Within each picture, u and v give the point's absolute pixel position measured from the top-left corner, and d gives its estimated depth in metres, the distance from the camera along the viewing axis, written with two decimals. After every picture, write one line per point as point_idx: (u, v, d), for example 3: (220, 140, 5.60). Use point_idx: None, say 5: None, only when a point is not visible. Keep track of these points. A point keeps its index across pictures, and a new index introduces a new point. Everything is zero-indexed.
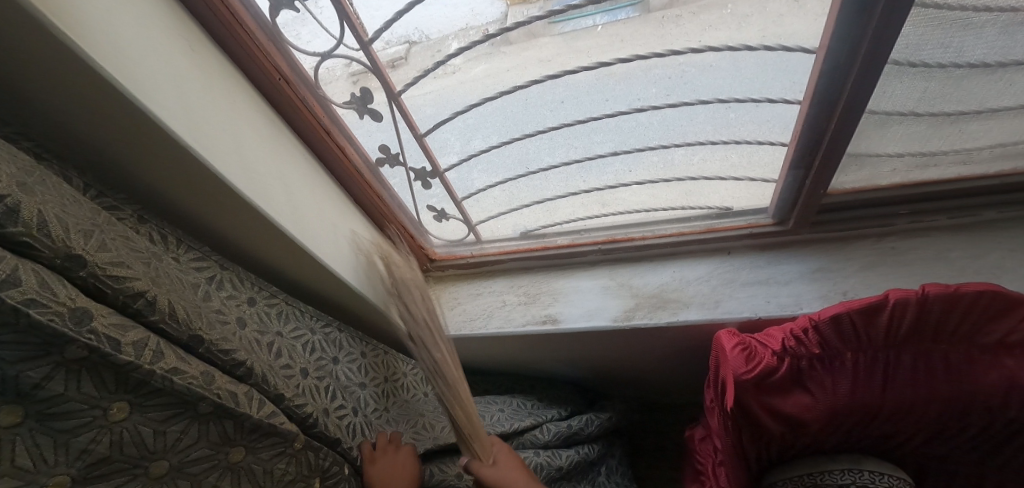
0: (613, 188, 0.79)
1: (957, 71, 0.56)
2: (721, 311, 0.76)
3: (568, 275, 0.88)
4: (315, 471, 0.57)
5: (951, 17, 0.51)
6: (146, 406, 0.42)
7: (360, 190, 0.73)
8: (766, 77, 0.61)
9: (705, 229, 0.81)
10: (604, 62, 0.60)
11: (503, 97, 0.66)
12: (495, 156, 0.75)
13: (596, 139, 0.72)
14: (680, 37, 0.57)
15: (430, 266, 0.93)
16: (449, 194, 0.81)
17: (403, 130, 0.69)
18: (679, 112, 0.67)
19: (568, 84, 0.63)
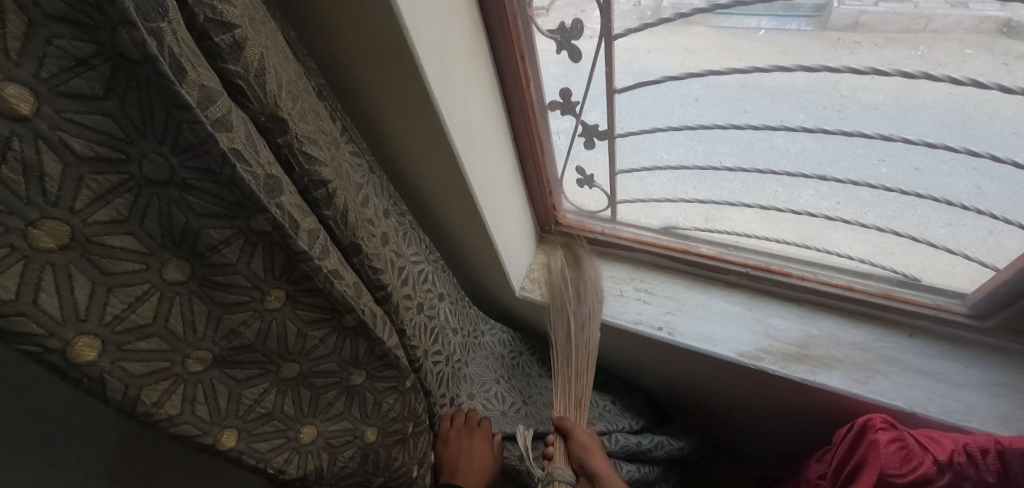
0: (724, 206, 0.71)
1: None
2: (869, 390, 0.65)
3: (699, 288, 0.79)
4: (412, 417, 0.51)
5: None
6: (300, 302, 0.37)
7: (525, 131, 0.64)
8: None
9: (881, 293, 0.69)
10: (862, 68, 0.47)
11: (681, 79, 0.55)
12: (676, 136, 0.64)
13: (719, 149, 0.64)
14: (972, 72, 0.44)
15: (553, 228, 0.84)
16: (609, 162, 0.70)
17: (598, 78, 0.58)
18: (926, 154, 0.54)
19: (818, 81, 0.50)
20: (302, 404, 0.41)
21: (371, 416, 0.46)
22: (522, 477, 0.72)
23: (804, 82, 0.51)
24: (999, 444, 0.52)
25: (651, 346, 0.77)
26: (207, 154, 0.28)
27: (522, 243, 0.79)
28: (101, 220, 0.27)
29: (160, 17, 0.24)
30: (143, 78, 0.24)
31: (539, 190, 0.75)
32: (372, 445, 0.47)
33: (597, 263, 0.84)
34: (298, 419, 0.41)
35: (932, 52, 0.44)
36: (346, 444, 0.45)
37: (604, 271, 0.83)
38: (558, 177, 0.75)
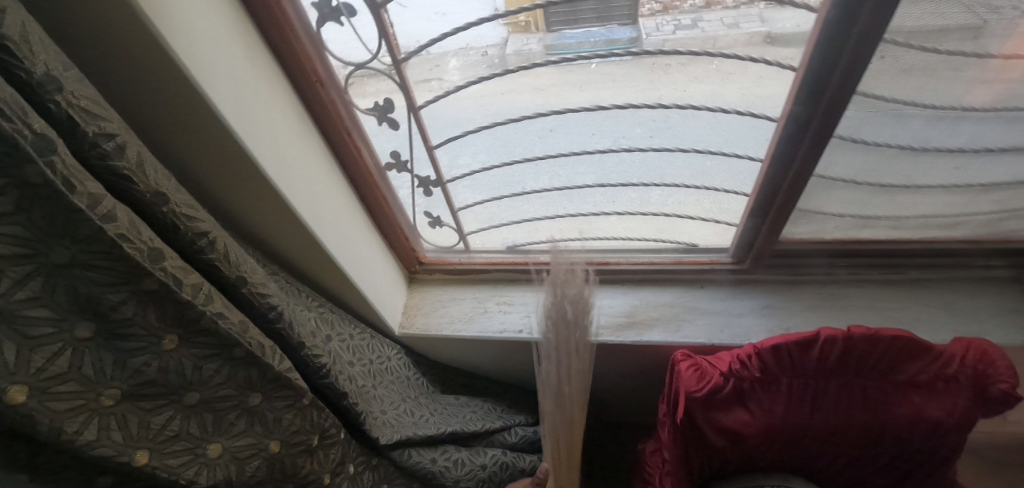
0: (556, 218, 0.93)
1: (891, 148, 0.70)
2: (681, 336, 0.85)
3: (546, 291, 0.97)
4: (315, 429, 0.61)
5: (886, 107, 0.63)
6: (191, 342, 0.48)
7: (370, 193, 0.79)
8: (729, 135, 0.72)
9: (673, 260, 0.92)
10: (591, 106, 0.71)
11: (477, 131, 0.76)
12: (493, 174, 0.84)
13: (579, 171, 0.83)
14: (674, 93, 0.68)
15: (419, 267, 1.00)
16: (446, 203, 0.88)
17: (417, 140, 0.76)
18: (655, 158, 0.79)
19: (576, 118, 0.73)
20: (207, 425, 0.51)
21: (274, 430, 0.57)
22: (437, 478, 0.83)
23: (565, 121, 0.74)
24: (756, 348, 0.75)
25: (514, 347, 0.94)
26: (100, 242, 0.39)
27: (392, 286, 0.92)
28: (21, 297, 0.38)
29: (50, 152, 0.35)
30: (41, 196, 0.36)
31: (397, 237, 0.90)
32: (276, 454, 0.58)
33: (459, 289, 1.01)
34: (204, 437, 0.51)
35: (634, 82, 0.67)
36: (252, 456, 0.56)
37: (468, 294, 0.99)
38: (411, 224, 0.91)
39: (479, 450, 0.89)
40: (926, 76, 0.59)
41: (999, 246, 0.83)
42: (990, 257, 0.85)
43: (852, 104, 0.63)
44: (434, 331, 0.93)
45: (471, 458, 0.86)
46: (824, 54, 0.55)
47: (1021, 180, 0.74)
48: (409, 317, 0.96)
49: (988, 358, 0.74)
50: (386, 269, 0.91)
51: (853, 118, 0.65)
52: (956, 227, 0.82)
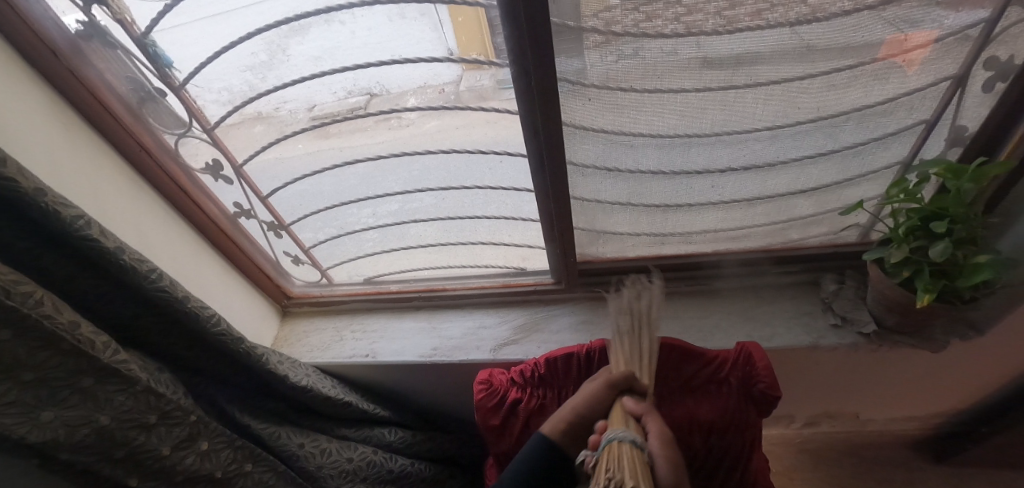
0: (394, 250, 1.08)
1: (643, 175, 0.84)
2: (503, 353, 0.99)
3: (395, 318, 1.11)
4: (152, 410, 0.76)
5: (618, 140, 0.79)
6: (22, 336, 0.63)
7: (217, 237, 1.00)
8: (512, 173, 0.90)
9: (501, 283, 1.06)
10: (387, 153, 0.88)
11: (300, 180, 0.95)
12: (334, 212, 1.02)
13: (434, 211, 0.99)
14: (485, 141, 0.84)
15: (288, 302, 1.17)
16: (296, 243, 1.08)
17: (249, 191, 0.97)
18: (462, 194, 0.95)
19: (387, 166, 0.91)
20: (42, 396, 0.67)
21: (105, 407, 0.72)
22: (301, 461, 0.94)
23: (379, 167, 0.92)
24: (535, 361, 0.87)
25: (365, 372, 1.07)
26: None
27: (260, 317, 1.10)
28: None
29: None
30: None
31: (258, 276, 1.10)
32: (107, 427, 0.72)
33: (323, 320, 1.15)
34: (39, 405, 0.67)
35: (421, 134, 0.84)
36: (84, 425, 0.70)
37: (329, 325, 1.14)
38: (274, 262, 1.12)
39: (350, 446, 1.01)
40: (635, 111, 0.74)
41: (778, 254, 0.95)
42: (778, 264, 0.97)
43: (591, 138, 0.79)
44: (304, 351, 1.09)
45: (338, 450, 0.99)
46: (526, 97, 0.71)
47: (766, 196, 0.87)
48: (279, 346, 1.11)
49: (751, 359, 0.81)
50: (250, 304, 1.08)
51: (598, 151, 0.81)
52: (741, 240, 0.95)
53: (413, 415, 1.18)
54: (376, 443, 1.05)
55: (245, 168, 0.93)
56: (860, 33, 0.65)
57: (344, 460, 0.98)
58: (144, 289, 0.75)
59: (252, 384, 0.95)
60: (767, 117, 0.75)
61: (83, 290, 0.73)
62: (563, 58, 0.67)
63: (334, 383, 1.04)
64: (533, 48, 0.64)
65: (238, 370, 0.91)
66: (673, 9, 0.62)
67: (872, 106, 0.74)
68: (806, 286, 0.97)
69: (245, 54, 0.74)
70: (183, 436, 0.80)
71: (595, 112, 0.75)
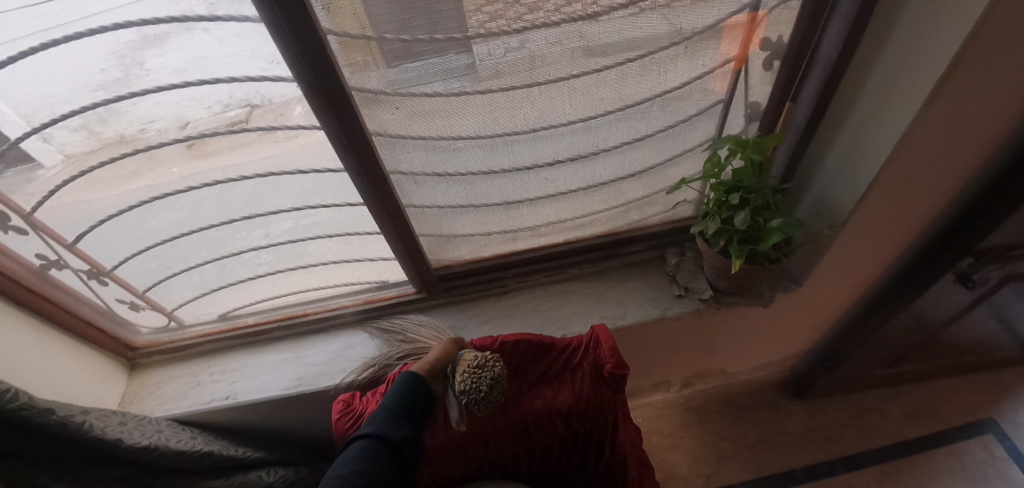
0: (243, 282, 1.01)
1: (475, 176, 0.84)
2: (371, 371, 0.96)
3: (256, 352, 1.05)
4: None
5: (440, 146, 0.78)
6: None
7: (22, 295, 0.85)
8: (345, 190, 0.85)
9: (365, 300, 1.03)
10: (201, 185, 0.80)
11: (107, 222, 0.84)
12: (163, 251, 0.92)
13: (275, 237, 0.92)
14: (302, 159, 0.78)
15: (134, 353, 1.07)
16: (128, 289, 0.97)
17: (52, 239, 0.83)
18: (299, 215, 0.89)
19: (209, 195, 0.82)
20: None
21: None
22: None
23: (198, 197, 0.82)
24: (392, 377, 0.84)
25: (229, 415, 1.00)
26: None
27: (99, 376, 0.99)
28: None
29: None
30: None
31: (89, 331, 0.97)
32: None
33: (178, 367, 1.06)
34: None
35: (235, 160, 0.76)
36: None
37: (183, 371, 1.05)
38: (107, 311, 1.00)
39: None
40: (448, 115, 0.73)
41: (622, 236, 1.00)
42: (625, 244, 1.02)
43: (410, 146, 0.77)
44: (156, 403, 1.00)
45: None
46: (321, 112, 0.67)
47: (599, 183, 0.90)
48: (127, 402, 1.01)
49: (598, 342, 0.84)
50: (81, 363, 0.96)
51: (423, 158, 0.79)
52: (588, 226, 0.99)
53: (295, 449, 1.13)
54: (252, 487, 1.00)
55: (37, 215, 0.78)
56: (640, 24, 0.68)
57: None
58: None
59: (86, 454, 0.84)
60: (577, 110, 0.77)
61: None
62: (452, 52, 0.65)
63: (193, 434, 0.97)
64: (308, 60, 0.60)
65: (66, 450, 0.80)
66: (450, 19, 0.62)
67: (671, 91, 0.78)
68: (654, 262, 1.03)
69: (30, 77, 0.60)
70: None
71: (406, 121, 0.73)
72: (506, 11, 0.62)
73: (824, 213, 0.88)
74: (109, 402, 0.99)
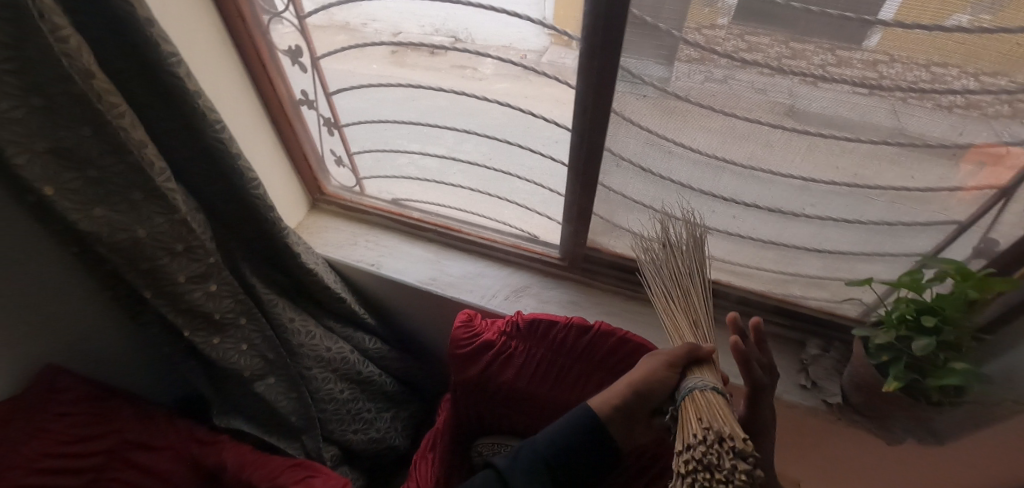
0: (426, 181, 1.15)
1: (671, 183, 0.88)
2: (492, 303, 1.05)
3: (407, 241, 1.19)
4: (180, 240, 0.86)
5: (657, 143, 0.82)
6: (99, 136, 0.73)
7: (278, 116, 1.08)
8: (552, 145, 0.94)
9: (511, 243, 1.12)
10: (449, 88, 0.93)
11: (365, 87, 1.00)
12: (386, 128, 1.07)
13: (472, 155, 1.05)
14: (531, 101, 0.88)
15: (320, 197, 1.25)
16: (344, 145, 1.14)
17: (318, 84, 1.03)
18: (502, 148, 1.00)
19: (450, 99, 0.95)
20: (98, 194, 0.78)
21: (144, 222, 0.82)
22: (288, 333, 1.04)
23: (439, 99, 0.96)
24: (519, 318, 0.92)
25: (367, 280, 1.15)
26: (41, 53, 0.63)
27: (293, 201, 1.20)
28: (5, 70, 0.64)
29: None
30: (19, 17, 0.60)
31: (302, 164, 1.18)
32: (142, 239, 0.82)
33: (345, 222, 1.24)
34: (94, 200, 0.78)
35: (480, 80, 0.89)
36: (124, 232, 0.81)
37: (348, 228, 1.23)
38: (319, 156, 1.18)
39: (332, 337, 1.11)
40: (684, 120, 0.77)
41: (773, 304, 0.98)
42: (770, 312, 0.99)
43: (633, 133, 0.82)
44: (321, 241, 1.19)
45: (321, 336, 1.08)
46: (586, 73, 0.74)
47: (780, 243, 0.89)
48: (302, 229, 1.22)
49: None
50: (287, 184, 1.17)
51: (637, 147, 0.84)
52: (744, 277, 0.98)
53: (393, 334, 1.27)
54: (355, 344, 1.15)
55: (321, 60, 0.98)
56: (921, 117, 0.65)
57: (323, 347, 1.08)
58: (206, 134, 0.83)
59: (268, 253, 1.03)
60: (803, 167, 0.77)
61: (158, 115, 0.82)
62: (653, 60, 0.70)
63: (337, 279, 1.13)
64: (605, 29, 0.67)
65: (261, 238, 1.01)
66: (741, 41, 0.64)
67: (908, 189, 0.75)
68: (790, 343, 0.99)
69: None
70: (196, 272, 0.90)
71: (645, 111, 0.78)
72: (805, 55, 0.63)
73: (1013, 387, 0.78)
74: (291, 222, 1.20)
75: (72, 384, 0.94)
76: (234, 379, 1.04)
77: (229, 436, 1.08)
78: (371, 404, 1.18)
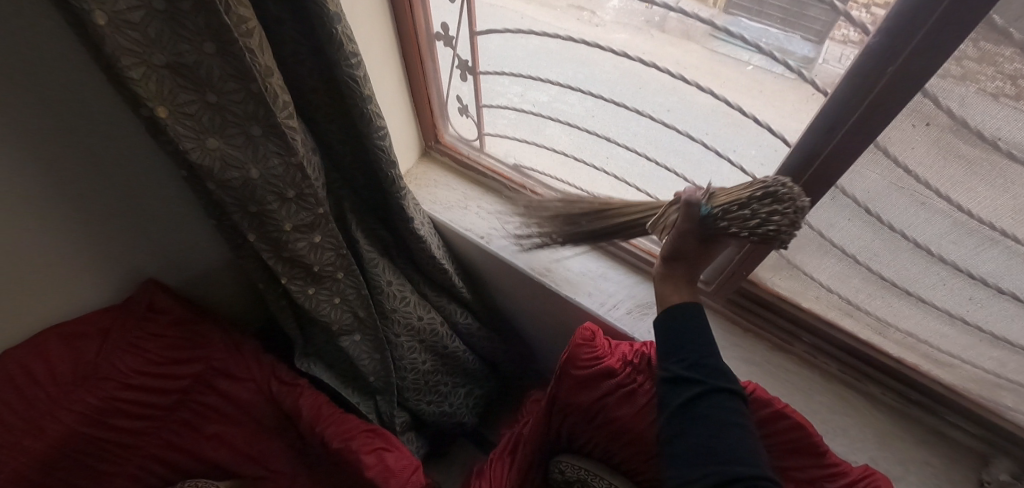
0: (565, 155, 0.98)
1: (901, 240, 0.67)
2: (611, 315, 0.91)
3: (522, 218, 1.05)
4: (293, 185, 0.75)
5: (909, 187, 0.60)
6: (224, 58, 0.60)
7: (410, 49, 0.92)
8: (750, 152, 0.73)
9: (646, 251, 0.94)
10: (632, 56, 0.72)
11: (519, 34, 0.82)
12: (531, 85, 0.90)
13: (630, 138, 0.87)
14: (744, 96, 0.66)
15: (435, 145, 1.12)
16: (475, 95, 0.98)
17: (462, 18, 0.84)
18: (673, 137, 0.81)
19: (625, 70, 0.76)
20: (215, 124, 0.66)
21: (258, 162, 0.71)
22: (383, 296, 0.95)
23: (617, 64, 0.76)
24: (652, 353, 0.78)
25: (473, 252, 1.03)
26: None
27: (407, 146, 1.08)
28: None
29: None
30: None
31: (423, 107, 1.04)
32: (253, 180, 0.72)
33: (456, 180, 1.12)
34: (209, 131, 0.66)
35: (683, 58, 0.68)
36: (236, 169, 0.70)
37: (459, 187, 1.10)
38: (443, 100, 1.03)
39: (427, 307, 1.02)
40: (970, 172, 0.55)
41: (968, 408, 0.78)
42: (956, 413, 0.79)
43: (881, 166, 0.60)
44: (431, 196, 1.07)
45: (415, 305, 0.99)
46: (855, 83, 0.52)
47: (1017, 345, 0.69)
48: (413, 178, 1.11)
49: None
50: (405, 127, 1.04)
51: (878, 188, 0.63)
52: (937, 363, 0.79)
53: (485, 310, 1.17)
54: (446, 316, 1.06)
55: None
56: None
57: (415, 316, 1.00)
58: (338, 70, 0.68)
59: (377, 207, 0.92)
60: None
61: (287, 35, 0.67)
62: (799, 34, 0.55)
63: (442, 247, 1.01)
64: (932, 31, 0.45)
65: (374, 192, 0.89)
66: None
67: None
68: (968, 451, 0.81)
69: None
70: (305, 221, 0.80)
71: (914, 147, 0.56)
72: None
73: None
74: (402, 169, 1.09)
75: (172, 306, 0.91)
76: (322, 330, 0.99)
77: (308, 381, 1.05)
78: (448, 378, 1.12)
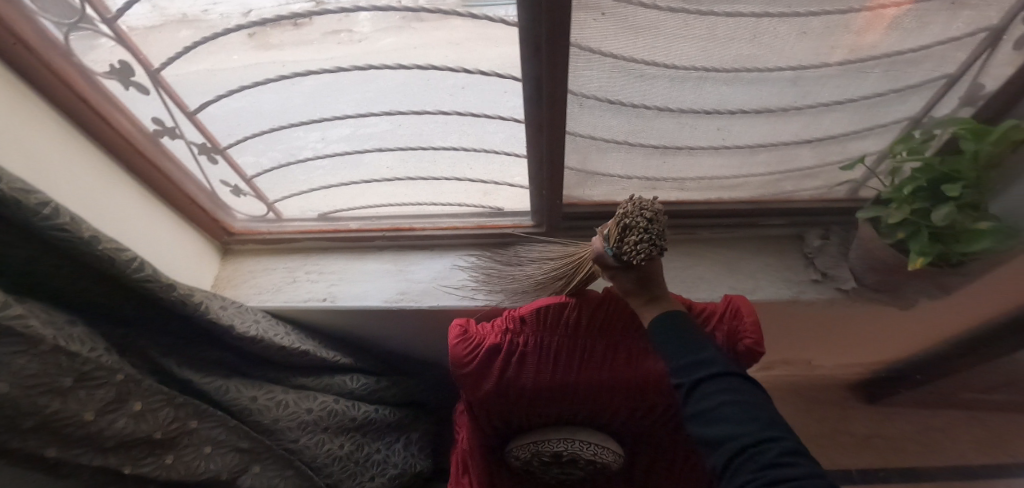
0: (358, 182, 0.95)
1: (647, 111, 0.75)
2: (478, 298, 0.93)
3: (356, 259, 1.01)
4: (67, 371, 0.63)
5: (624, 68, 0.68)
6: None
7: (134, 159, 0.80)
8: (499, 102, 0.77)
9: (475, 225, 0.97)
10: (346, 66, 0.72)
11: (235, 93, 0.77)
12: (280, 135, 0.85)
13: (399, 141, 0.85)
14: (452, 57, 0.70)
15: (229, 239, 1.02)
16: (235, 170, 0.91)
17: (171, 104, 0.77)
18: (429, 121, 0.81)
19: (350, 79, 0.74)
20: None
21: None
22: (252, 415, 0.85)
23: (341, 80, 0.74)
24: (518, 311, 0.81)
25: (327, 317, 0.97)
26: None
27: (197, 257, 0.95)
28: None
29: None
30: None
31: (191, 209, 0.92)
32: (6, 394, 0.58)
33: (272, 260, 1.03)
34: None
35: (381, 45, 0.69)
36: None
37: (280, 265, 1.01)
38: (209, 190, 0.94)
39: (309, 395, 0.94)
40: (654, 34, 0.64)
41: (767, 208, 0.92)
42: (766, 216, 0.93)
43: (593, 62, 0.67)
44: (252, 291, 0.97)
45: (295, 400, 0.91)
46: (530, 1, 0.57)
47: (768, 144, 0.82)
48: (224, 280, 1.00)
49: (738, 313, 0.76)
50: (182, 239, 0.92)
51: (602, 79, 0.70)
52: (734, 189, 0.92)
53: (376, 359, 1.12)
54: (335, 392, 0.99)
55: (164, 74, 0.72)
56: None
57: (302, 411, 0.91)
58: (34, 226, 0.58)
59: (196, 332, 0.82)
60: (793, 56, 0.67)
61: None
62: None
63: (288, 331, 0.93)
64: None
65: (178, 320, 0.79)
66: None
67: (900, 51, 0.67)
68: (788, 239, 0.96)
69: None
70: (108, 398, 0.68)
71: (605, 34, 0.63)
72: None
73: None
74: (205, 285, 0.97)
75: None
76: None
77: None
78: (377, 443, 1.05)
